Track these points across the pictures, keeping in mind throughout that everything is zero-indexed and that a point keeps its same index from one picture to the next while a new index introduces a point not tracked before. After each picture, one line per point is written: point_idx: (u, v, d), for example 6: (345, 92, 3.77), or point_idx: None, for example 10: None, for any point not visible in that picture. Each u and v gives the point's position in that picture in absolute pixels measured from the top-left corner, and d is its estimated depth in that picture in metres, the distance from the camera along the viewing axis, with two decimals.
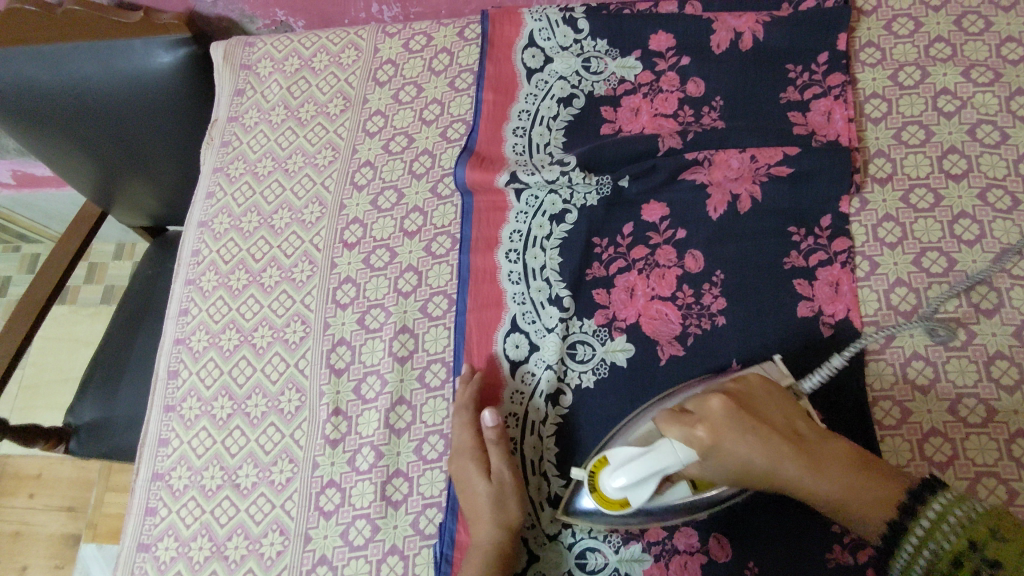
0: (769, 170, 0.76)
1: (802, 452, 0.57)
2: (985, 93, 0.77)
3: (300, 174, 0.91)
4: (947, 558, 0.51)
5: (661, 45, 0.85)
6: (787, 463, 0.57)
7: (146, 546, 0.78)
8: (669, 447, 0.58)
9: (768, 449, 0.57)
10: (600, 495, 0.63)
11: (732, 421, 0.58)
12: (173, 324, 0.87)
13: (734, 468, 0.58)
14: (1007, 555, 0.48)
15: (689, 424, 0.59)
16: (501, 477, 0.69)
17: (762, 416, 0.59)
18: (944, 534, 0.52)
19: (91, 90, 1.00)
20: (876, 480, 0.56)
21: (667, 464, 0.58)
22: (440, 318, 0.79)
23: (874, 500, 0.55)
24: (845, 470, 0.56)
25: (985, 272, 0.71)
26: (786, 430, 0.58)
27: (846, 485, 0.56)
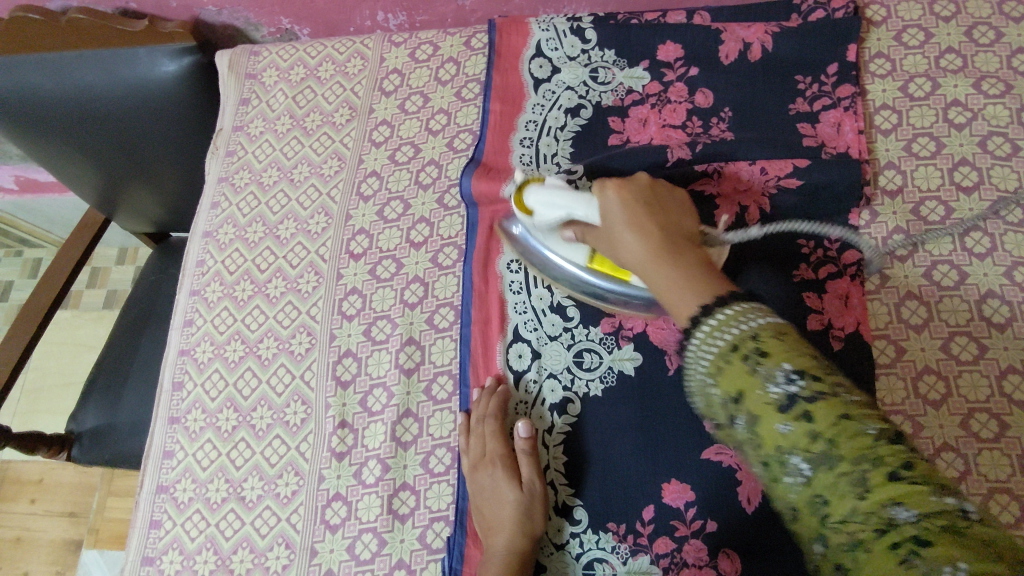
0: (778, 182, 0.76)
1: (665, 242, 0.55)
2: (996, 105, 0.77)
3: (306, 184, 0.91)
4: (744, 372, 0.43)
5: (669, 55, 0.85)
6: (640, 241, 0.56)
7: (150, 559, 0.77)
8: (583, 203, 0.62)
9: (641, 227, 0.57)
10: (521, 201, 0.70)
11: (623, 203, 0.59)
12: (178, 335, 0.87)
13: (610, 239, 0.60)
14: (787, 361, 0.42)
15: (603, 182, 0.61)
16: (532, 488, 0.69)
17: (661, 210, 0.59)
18: (733, 326, 0.44)
19: (95, 98, 1.00)
20: (707, 279, 0.50)
21: (576, 208, 0.63)
22: (447, 330, 0.79)
23: (690, 292, 0.49)
24: (683, 268, 0.52)
25: (997, 286, 0.70)
26: (674, 232, 0.57)
27: (668, 274, 0.52)
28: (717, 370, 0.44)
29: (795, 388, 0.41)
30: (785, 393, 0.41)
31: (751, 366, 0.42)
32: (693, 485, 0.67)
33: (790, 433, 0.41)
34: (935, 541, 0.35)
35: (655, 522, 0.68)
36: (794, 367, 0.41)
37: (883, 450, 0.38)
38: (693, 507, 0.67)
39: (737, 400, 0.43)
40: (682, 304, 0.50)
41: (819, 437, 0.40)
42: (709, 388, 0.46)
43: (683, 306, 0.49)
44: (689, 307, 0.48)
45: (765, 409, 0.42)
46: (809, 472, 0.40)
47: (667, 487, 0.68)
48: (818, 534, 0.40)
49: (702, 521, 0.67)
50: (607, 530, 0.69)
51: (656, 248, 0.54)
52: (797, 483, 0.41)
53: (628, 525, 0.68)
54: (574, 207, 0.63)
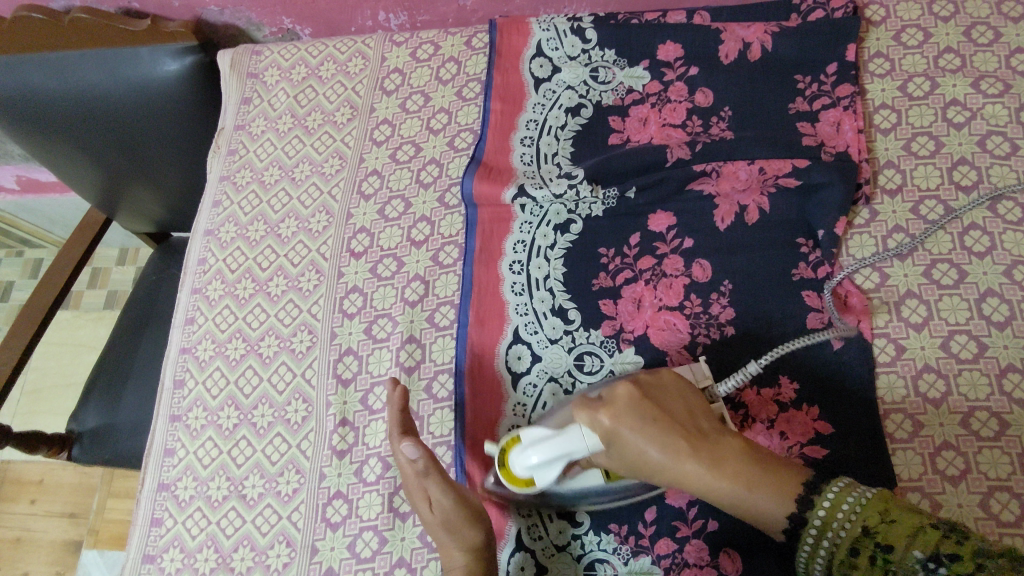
0: (777, 181, 0.76)
1: (700, 448, 0.55)
2: (996, 104, 0.77)
3: (307, 183, 0.91)
4: (876, 571, 0.49)
5: (669, 55, 0.85)
6: (685, 465, 0.54)
7: (151, 557, 0.77)
8: (579, 436, 0.58)
9: (669, 441, 0.55)
10: (509, 471, 0.63)
11: (635, 421, 0.56)
12: (179, 333, 0.87)
13: (638, 463, 0.57)
14: (916, 549, 0.47)
15: (596, 412, 0.57)
16: (441, 505, 0.65)
17: (665, 407, 0.58)
18: (841, 522, 0.51)
19: (97, 98, 1.01)
20: (777, 473, 0.54)
21: (575, 451, 0.58)
22: (447, 329, 0.79)
23: (773, 497, 0.53)
24: (749, 470, 0.54)
25: (996, 284, 0.71)
26: (692, 428, 0.57)
27: (740, 486, 0.53)
28: (851, 570, 0.50)
29: (941, 574, 0.46)
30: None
31: (882, 563, 0.48)
32: None
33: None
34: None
35: (657, 522, 0.68)
36: (926, 554, 0.46)
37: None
38: (694, 507, 0.67)
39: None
40: (772, 510, 0.53)
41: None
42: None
43: (773, 514, 0.53)
44: (780, 515, 0.53)
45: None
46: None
47: (669, 488, 0.68)
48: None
49: (703, 520, 0.67)
50: (609, 530, 0.69)
51: (703, 466, 0.54)
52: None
53: (629, 525, 0.69)
54: (570, 448, 0.58)
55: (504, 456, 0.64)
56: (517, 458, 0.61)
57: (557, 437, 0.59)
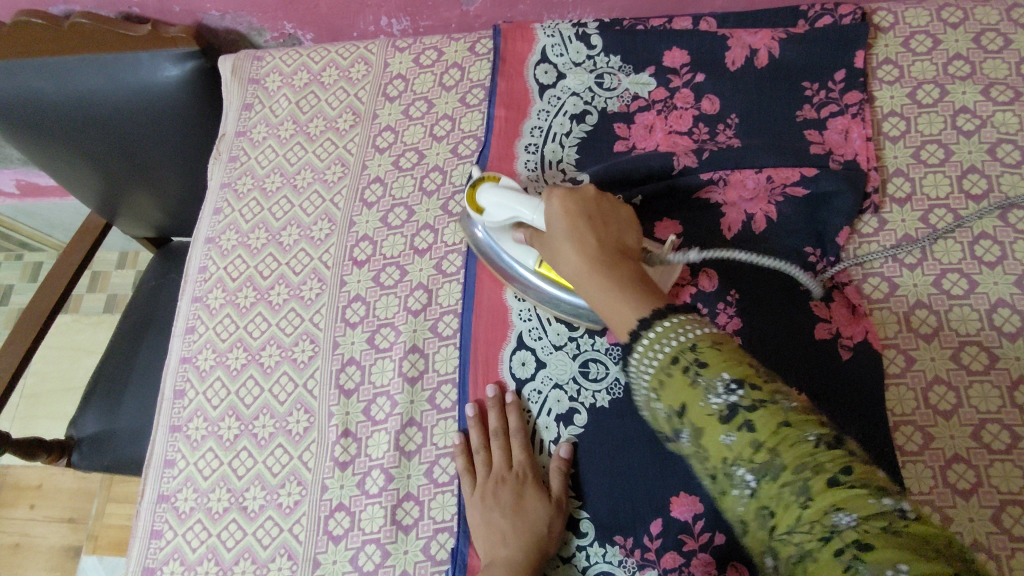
0: (784, 191, 0.75)
1: (603, 256, 0.57)
2: (1006, 112, 0.76)
3: (309, 190, 0.90)
4: (683, 380, 0.46)
5: (675, 61, 0.84)
6: (579, 259, 0.57)
7: (151, 570, 0.76)
8: (532, 207, 0.66)
9: (583, 240, 0.58)
10: (475, 198, 0.74)
11: (564, 211, 0.61)
12: (179, 342, 0.86)
13: (554, 253, 0.61)
14: (726, 371, 0.44)
15: (551, 190, 0.63)
16: (561, 502, 0.69)
17: (603, 219, 0.60)
18: (672, 339, 0.47)
19: (98, 103, 1.00)
20: (646, 293, 0.52)
21: (523, 211, 0.67)
22: (450, 338, 0.78)
23: (626, 300, 0.52)
24: (625, 282, 0.54)
25: (1007, 295, 0.70)
26: (610, 241, 0.59)
27: (611, 288, 0.54)
28: (660, 382, 0.48)
29: (735, 398, 0.44)
30: (724, 400, 0.44)
31: (693, 377, 0.46)
32: (702, 498, 0.66)
33: (733, 443, 0.44)
34: (876, 542, 0.37)
35: (663, 535, 0.67)
36: (732, 378, 0.44)
37: (820, 454, 0.41)
38: (701, 520, 0.66)
39: (681, 413, 0.46)
40: (618, 314, 0.52)
41: (761, 447, 0.42)
42: (655, 400, 0.49)
43: (624, 320, 0.51)
44: (629, 320, 0.51)
45: (706, 419, 0.45)
46: (755, 481, 0.43)
47: (676, 500, 0.67)
48: (767, 544, 0.43)
49: (710, 533, 0.65)
50: (615, 543, 0.68)
51: (592, 259, 0.56)
52: (744, 495, 0.44)
53: (635, 538, 0.67)
54: (519, 205, 0.68)
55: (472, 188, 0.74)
56: (482, 186, 0.72)
57: (521, 195, 0.69)
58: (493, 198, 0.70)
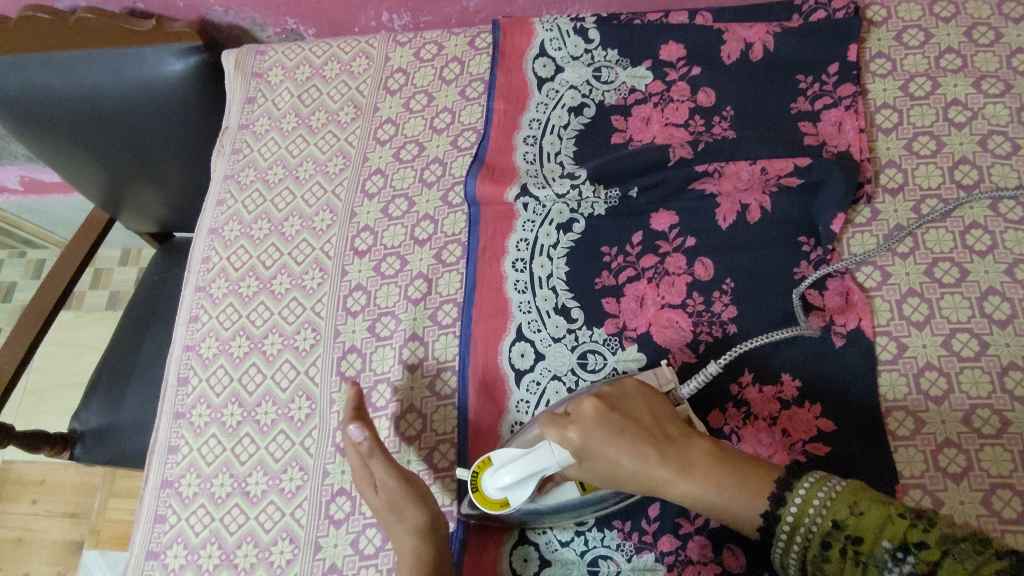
0: (779, 181, 0.77)
1: (666, 453, 0.56)
2: (997, 104, 0.78)
3: (311, 182, 0.91)
4: (849, 565, 0.49)
5: (672, 55, 0.85)
6: (657, 469, 0.56)
7: (155, 554, 0.77)
8: (550, 455, 0.59)
9: (637, 452, 0.56)
10: (484, 495, 0.65)
11: (599, 431, 0.57)
12: (183, 331, 0.87)
13: (606, 472, 0.58)
14: (883, 540, 0.48)
15: (562, 428, 0.58)
16: (388, 483, 0.68)
17: (633, 417, 0.58)
18: (814, 525, 0.51)
19: (102, 98, 1.01)
20: (747, 478, 0.54)
21: (547, 468, 0.60)
22: (450, 326, 0.79)
23: (742, 497, 0.54)
24: (719, 472, 0.55)
25: (997, 283, 0.71)
26: (655, 432, 0.58)
27: (709, 484, 0.54)
28: (825, 566, 0.51)
29: (905, 567, 0.46)
30: (894, 568, 0.47)
31: (853, 555, 0.49)
32: None
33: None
34: None
35: (660, 519, 0.68)
36: (892, 546, 0.47)
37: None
38: None
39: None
40: (743, 512, 0.54)
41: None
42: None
43: (747, 514, 0.54)
44: (752, 516, 0.53)
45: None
46: None
47: None
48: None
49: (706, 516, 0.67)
50: (613, 527, 0.69)
51: (667, 471, 0.55)
52: None
53: (632, 521, 0.69)
54: (541, 456, 0.60)
55: (476, 479, 0.66)
56: (487, 479, 0.64)
57: (525, 455, 0.61)
58: (517, 491, 0.62)
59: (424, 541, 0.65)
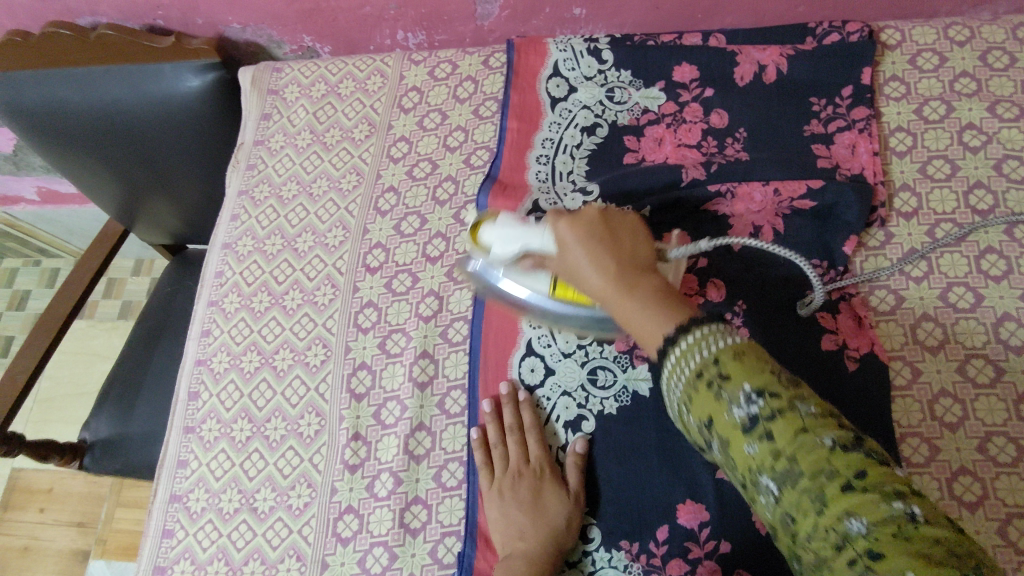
0: (791, 204, 0.76)
1: (623, 272, 0.54)
2: (1012, 128, 0.77)
3: (324, 198, 0.92)
4: (711, 400, 0.45)
5: (685, 76, 0.86)
6: (603, 279, 0.55)
7: (162, 569, 0.77)
8: (538, 236, 0.64)
9: (598, 257, 0.56)
10: (476, 237, 0.71)
11: (573, 232, 0.58)
12: (195, 345, 0.88)
13: (569, 272, 0.59)
14: (747, 382, 0.43)
15: (556, 216, 0.60)
16: (578, 495, 0.70)
17: (615, 235, 0.57)
18: (694, 352, 0.46)
19: (123, 112, 1.02)
20: (674, 305, 0.51)
21: (528, 245, 0.65)
22: (461, 344, 0.79)
23: (657, 316, 0.50)
24: (652, 299, 0.52)
25: (1013, 309, 0.70)
26: (626, 253, 0.56)
27: (632, 302, 0.52)
28: (688, 397, 0.47)
29: (756, 410, 0.43)
30: (745, 411, 0.43)
31: (716, 390, 0.44)
32: (709, 507, 0.67)
33: (757, 455, 0.42)
34: (887, 550, 0.37)
35: (669, 542, 0.67)
36: (753, 389, 0.43)
37: (837, 459, 0.39)
38: (707, 528, 0.67)
39: (709, 424, 0.45)
40: (651, 331, 0.50)
41: (783, 458, 0.41)
42: (687, 412, 0.48)
43: (656, 338, 0.50)
44: (656, 336, 0.50)
45: (732, 430, 0.44)
46: (777, 491, 0.42)
47: (683, 508, 0.68)
48: (794, 553, 0.42)
49: (715, 541, 0.66)
50: (620, 547, 0.69)
51: (612, 277, 0.54)
52: (769, 503, 0.43)
53: (640, 544, 0.68)
54: (525, 235, 0.65)
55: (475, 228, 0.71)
56: (483, 223, 0.70)
57: (522, 227, 0.66)
58: (499, 240, 0.68)
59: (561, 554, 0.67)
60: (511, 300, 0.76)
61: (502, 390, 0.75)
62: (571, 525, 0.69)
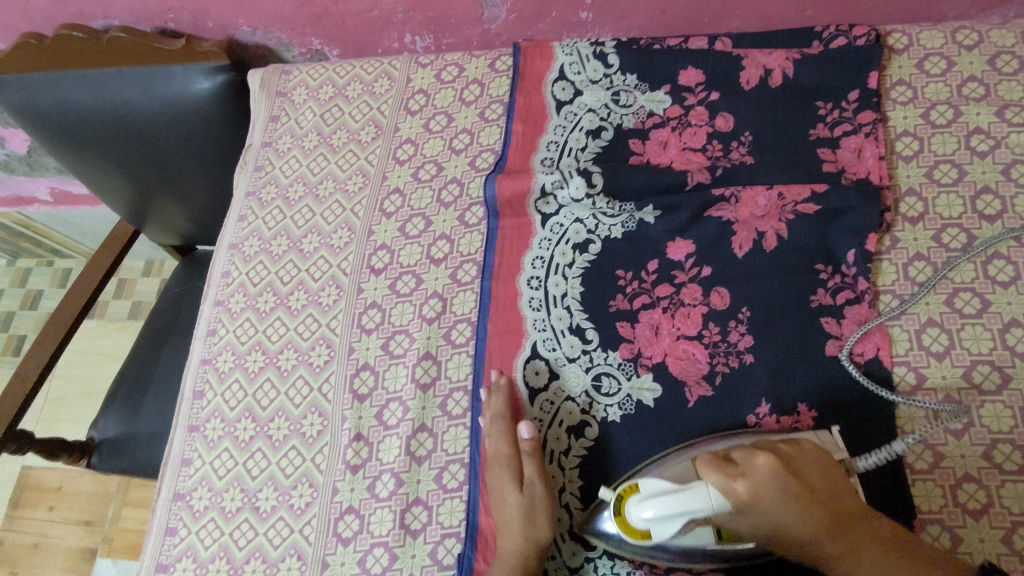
0: (795, 207, 0.76)
1: (834, 523, 0.57)
2: (1020, 133, 0.77)
3: (330, 200, 0.93)
4: None
5: (690, 80, 0.86)
6: (809, 534, 0.57)
7: (164, 567, 0.78)
8: (703, 492, 0.58)
9: (802, 519, 0.57)
10: (629, 525, 0.62)
11: (773, 481, 0.57)
12: (200, 344, 0.88)
13: (762, 526, 0.58)
14: None
15: (733, 476, 0.58)
16: (533, 487, 0.70)
17: (800, 470, 0.59)
18: None
19: (134, 114, 1.04)
20: (902, 545, 0.57)
21: (693, 508, 0.58)
22: (463, 346, 0.79)
23: (899, 572, 0.56)
24: (887, 562, 0.56)
25: (1020, 315, 0.69)
26: (824, 499, 0.58)
27: (869, 562, 0.57)
28: None
29: None
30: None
31: None
32: None
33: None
34: None
35: None
36: None
37: None
38: None
39: None
40: None
41: None
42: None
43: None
44: None
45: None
46: None
47: None
48: None
49: None
50: (622, 555, 0.69)
51: (832, 540, 0.57)
52: None
53: None
54: (692, 496, 0.58)
55: (620, 504, 0.64)
56: (631, 499, 0.62)
57: (679, 492, 0.59)
58: (652, 506, 0.59)
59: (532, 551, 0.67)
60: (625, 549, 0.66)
61: (495, 378, 0.76)
62: (533, 518, 0.68)
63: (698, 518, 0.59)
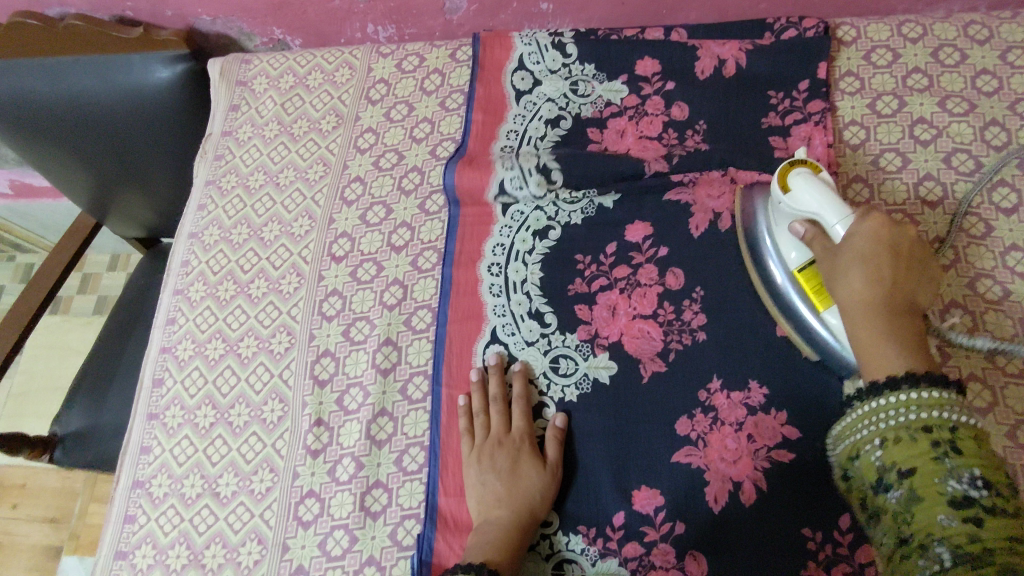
0: (748, 191, 0.78)
1: (894, 301, 0.58)
2: (961, 123, 0.79)
3: (291, 188, 0.93)
4: (928, 448, 0.49)
5: (647, 70, 0.87)
6: (867, 293, 0.58)
7: (123, 554, 0.77)
8: (844, 208, 0.63)
9: (875, 280, 0.58)
10: (783, 176, 0.69)
11: (881, 251, 0.59)
12: (160, 332, 0.88)
13: (836, 278, 0.61)
14: (977, 467, 0.47)
15: (875, 215, 0.61)
16: (556, 469, 0.71)
17: (916, 267, 0.60)
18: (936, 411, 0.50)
19: (93, 104, 1.03)
20: (917, 346, 0.56)
21: (824, 213, 0.64)
22: (424, 331, 0.80)
23: (902, 358, 0.55)
24: (904, 344, 0.56)
25: (958, 296, 0.72)
26: (907, 295, 0.59)
27: (879, 333, 0.57)
28: (897, 438, 0.51)
29: (974, 492, 0.46)
30: (964, 487, 0.46)
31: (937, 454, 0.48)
32: (663, 491, 0.69)
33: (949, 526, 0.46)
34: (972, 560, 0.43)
35: (626, 526, 0.69)
36: (981, 476, 0.47)
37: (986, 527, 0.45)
38: (662, 512, 0.68)
39: (907, 472, 0.49)
40: (886, 363, 0.56)
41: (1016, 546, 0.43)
42: (875, 449, 0.52)
43: (890, 364, 0.55)
44: (889, 366, 0.55)
45: (933, 491, 0.47)
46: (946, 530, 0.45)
47: (638, 494, 0.69)
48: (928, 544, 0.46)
49: (671, 523, 0.68)
50: (578, 531, 0.70)
51: (882, 307, 0.58)
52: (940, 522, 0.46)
53: (597, 528, 0.69)
54: (833, 200, 0.64)
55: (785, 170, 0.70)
56: (797, 170, 0.67)
57: (828, 195, 0.64)
58: (804, 190, 0.65)
59: (529, 527, 0.69)
60: (751, 257, 0.73)
61: (513, 364, 0.77)
62: (547, 498, 0.70)
63: (821, 230, 0.64)
